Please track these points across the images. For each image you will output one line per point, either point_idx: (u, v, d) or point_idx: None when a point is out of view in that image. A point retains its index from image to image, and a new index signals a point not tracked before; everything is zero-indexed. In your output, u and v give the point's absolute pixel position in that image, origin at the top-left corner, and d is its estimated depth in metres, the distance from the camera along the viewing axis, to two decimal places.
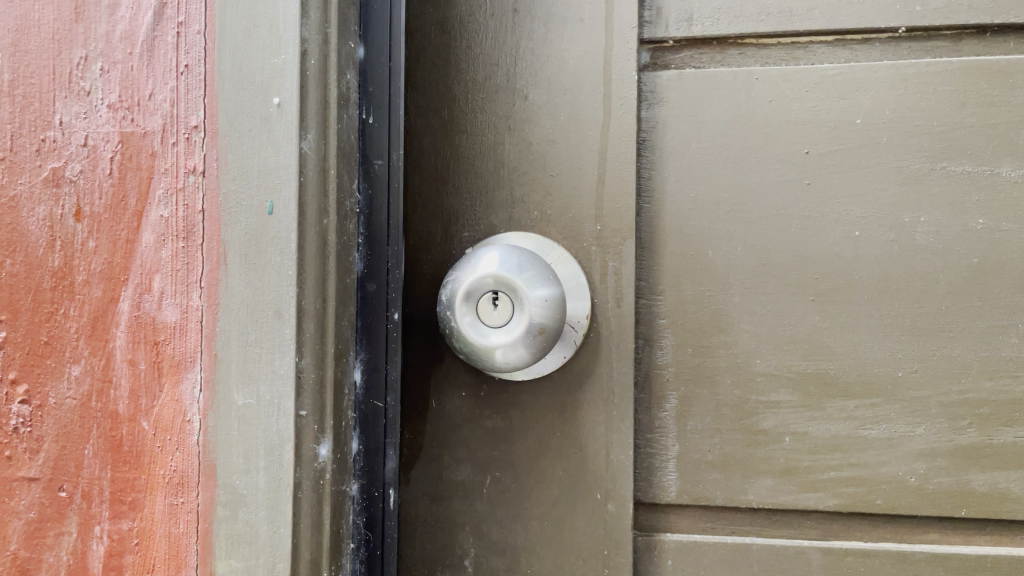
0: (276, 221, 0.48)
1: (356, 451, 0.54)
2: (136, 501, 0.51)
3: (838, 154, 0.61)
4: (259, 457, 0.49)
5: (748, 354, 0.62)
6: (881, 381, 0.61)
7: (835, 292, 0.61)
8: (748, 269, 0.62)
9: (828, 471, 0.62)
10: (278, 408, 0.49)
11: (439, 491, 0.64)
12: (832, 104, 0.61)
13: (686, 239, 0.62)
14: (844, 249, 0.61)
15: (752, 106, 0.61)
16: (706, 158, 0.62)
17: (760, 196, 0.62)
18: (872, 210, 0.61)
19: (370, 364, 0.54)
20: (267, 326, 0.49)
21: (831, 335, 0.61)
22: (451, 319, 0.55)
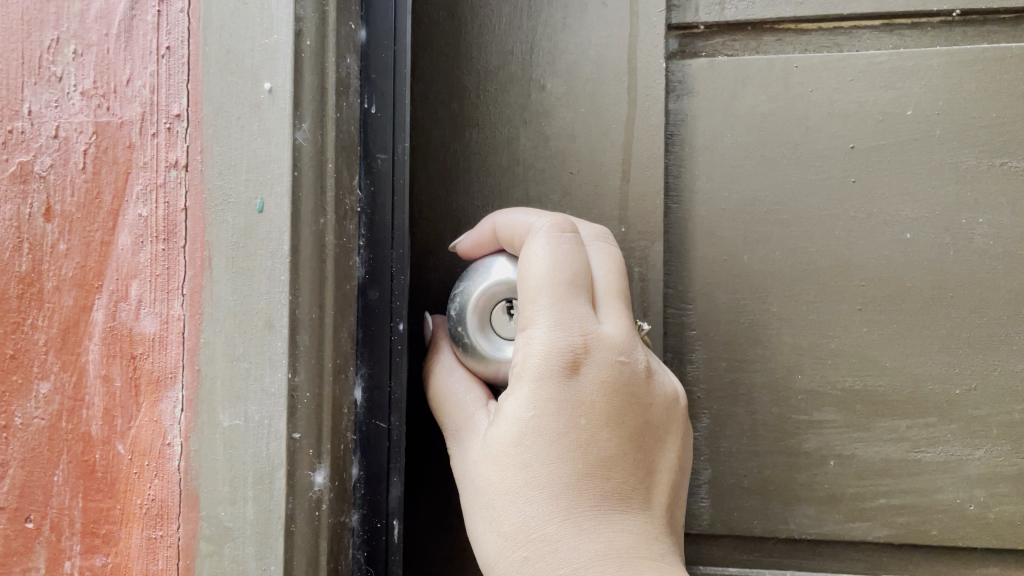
0: (266, 221, 0.43)
1: (357, 478, 0.48)
2: (111, 534, 0.45)
3: (889, 149, 0.56)
4: (248, 485, 0.44)
5: (788, 368, 0.57)
6: (935, 398, 0.56)
7: (884, 301, 0.56)
8: (787, 276, 0.56)
9: (878, 498, 0.57)
10: (268, 430, 0.44)
11: (447, 517, 0.58)
12: (881, 95, 0.56)
13: (720, 243, 0.57)
14: (894, 253, 0.56)
15: (791, 97, 0.56)
16: (740, 154, 0.57)
17: (800, 195, 0.56)
18: (924, 211, 0.56)
19: (373, 381, 0.49)
20: (257, 339, 0.44)
21: (879, 348, 0.56)
22: (465, 336, 0.49)
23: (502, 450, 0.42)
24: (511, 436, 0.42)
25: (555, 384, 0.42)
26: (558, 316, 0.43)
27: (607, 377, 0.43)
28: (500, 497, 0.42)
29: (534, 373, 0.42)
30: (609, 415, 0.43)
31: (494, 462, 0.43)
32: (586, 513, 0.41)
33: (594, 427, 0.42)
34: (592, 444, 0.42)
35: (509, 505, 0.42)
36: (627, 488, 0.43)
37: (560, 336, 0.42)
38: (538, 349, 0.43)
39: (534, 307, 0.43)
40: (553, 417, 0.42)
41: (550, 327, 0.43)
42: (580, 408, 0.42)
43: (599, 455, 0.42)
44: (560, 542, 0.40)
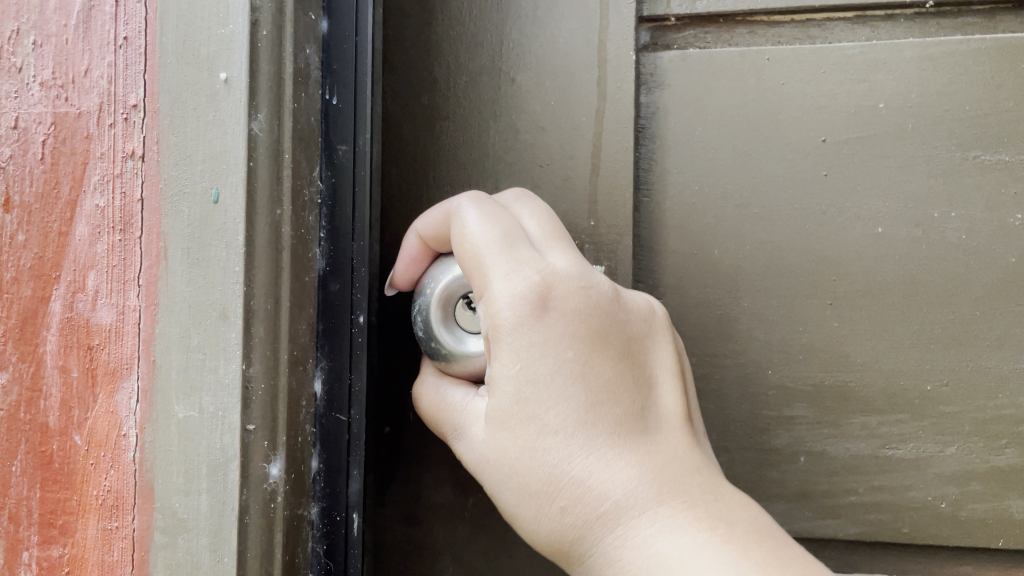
0: (221, 212, 0.43)
1: (316, 470, 0.49)
2: (67, 526, 0.45)
3: (861, 143, 0.55)
4: (202, 476, 0.43)
5: (759, 364, 0.56)
6: (907, 395, 0.55)
7: (856, 296, 0.55)
8: (758, 270, 0.56)
9: (850, 496, 0.56)
10: (222, 421, 0.43)
11: (416, 514, 0.60)
12: (854, 87, 0.55)
13: (691, 237, 0.57)
14: (866, 248, 0.55)
15: (763, 90, 0.56)
16: (712, 146, 0.56)
17: (771, 188, 0.56)
18: (897, 206, 0.55)
19: (333, 373, 0.49)
20: (211, 329, 0.43)
21: (851, 344, 0.55)
22: (437, 342, 0.48)
23: (505, 411, 0.42)
24: (509, 394, 0.42)
25: (530, 330, 0.42)
26: (508, 267, 0.43)
27: (578, 305, 0.43)
28: (518, 461, 0.42)
29: (505, 327, 0.42)
30: (593, 341, 0.42)
31: (501, 428, 0.42)
32: (603, 440, 0.40)
33: (583, 356, 0.42)
34: (586, 373, 0.41)
35: (529, 462, 0.41)
36: (637, 408, 0.42)
37: (515, 280, 0.42)
38: (499, 304, 0.42)
39: (484, 268, 0.43)
40: (540, 363, 0.41)
41: (503, 278, 0.43)
42: (563, 341, 0.42)
43: (596, 382, 0.42)
44: (589, 480, 0.40)
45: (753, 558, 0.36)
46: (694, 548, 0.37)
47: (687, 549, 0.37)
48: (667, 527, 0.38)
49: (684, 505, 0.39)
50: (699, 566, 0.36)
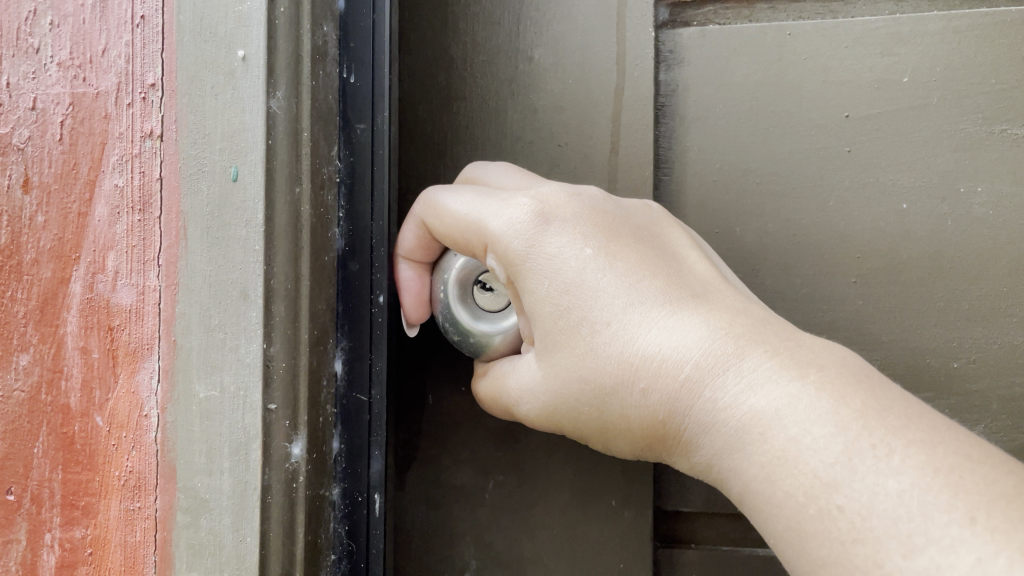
0: (241, 190, 0.43)
1: (337, 450, 0.48)
2: (90, 507, 0.45)
3: (885, 118, 0.57)
4: (224, 456, 0.43)
5: None
6: (935, 373, 0.56)
7: (880, 274, 0.56)
8: (779, 247, 0.57)
9: None
10: (244, 401, 0.43)
11: (437, 497, 0.61)
12: (878, 61, 0.57)
13: (713, 217, 0.57)
14: (890, 224, 0.56)
15: (786, 65, 0.57)
16: (732, 124, 0.57)
17: (795, 166, 0.57)
18: (922, 180, 0.56)
19: (354, 354, 0.49)
20: (232, 309, 0.43)
21: (876, 322, 0.56)
22: (465, 331, 0.50)
23: (558, 328, 0.43)
24: (555, 309, 0.43)
25: (541, 242, 0.44)
26: (498, 202, 0.46)
27: (576, 211, 0.45)
28: (585, 366, 0.43)
29: (518, 251, 0.44)
30: (605, 234, 0.44)
31: (559, 346, 0.44)
32: (654, 306, 0.41)
33: (604, 246, 0.44)
34: (612, 261, 0.43)
35: (597, 362, 0.42)
36: (675, 277, 0.43)
37: (511, 212, 0.45)
38: (505, 235, 0.45)
39: (482, 220, 0.46)
40: (564, 267, 0.43)
41: (500, 216, 0.46)
42: (578, 243, 0.44)
43: (626, 265, 0.43)
44: (657, 350, 0.40)
45: (852, 404, 0.35)
46: (789, 399, 0.36)
47: (782, 402, 0.36)
48: (758, 381, 0.37)
49: (767, 354, 0.38)
50: (797, 417, 0.35)
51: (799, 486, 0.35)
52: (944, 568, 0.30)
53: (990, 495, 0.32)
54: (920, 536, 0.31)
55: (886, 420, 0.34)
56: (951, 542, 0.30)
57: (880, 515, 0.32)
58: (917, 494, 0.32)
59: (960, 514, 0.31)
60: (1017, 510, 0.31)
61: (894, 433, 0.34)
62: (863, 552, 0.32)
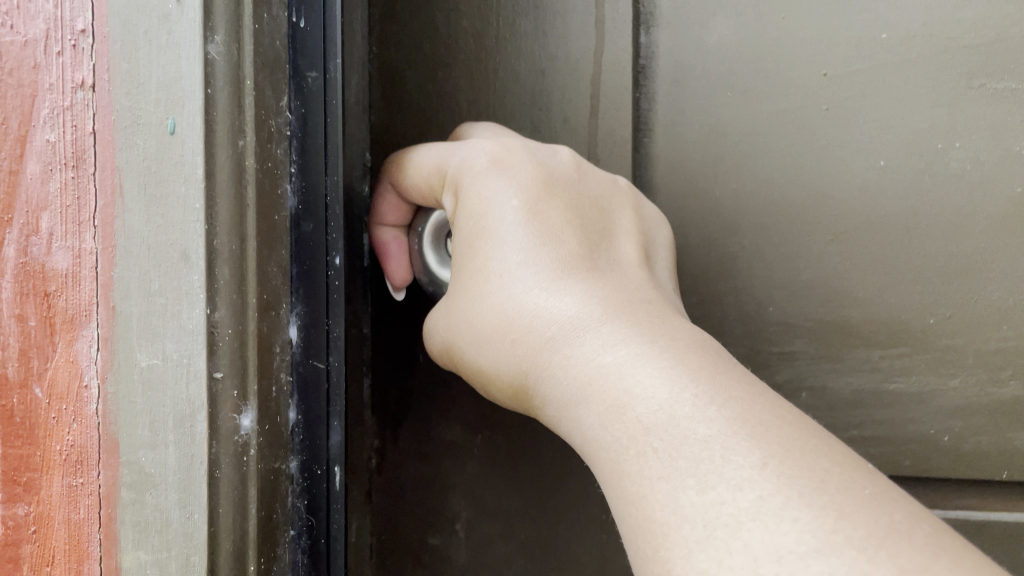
0: (179, 143, 0.40)
1: (294, 422, 0.46)
2: (32, 482, 0.43)
3: (863, 75, 0.60)
4: (168, 429, 0.41)
5: (759, 302, 0.62)
6: (910, 329, 0.62)
7: (857, 232, 0.61)
8: (762, 204, 0.62)
9: (852, 429, 0.63)
10: (187, 370, 0.40)
11: (427, 452, 0.61)
12: (857, 19, 0.59)
13: (695, 179, 0.62)
14: (869, 181, 0.61)
15: (762, 26, 0.60)
16: (712, 83, 0.61)
17: (775, 127, 0.61)
18: (899, 139, 0.60)
19: (309, 319, 0.46)
20: (172, 272, 0.40)
21: (849, 278, 0.62)
22: (429, 275, 0.55)
23: (464, 268, 0.46)
24: (467, 250, 0.46)
25: (479, 184, 0.47)
26: (461, 144, 0.49)
27: (528, 166, 0.47)
28: (475, 310, 0.45)
29: (457, 191, 0.48)
30: (543, 193, 0.46)
31: (459, 288, 0.47)
32: (548, 272, 0.43)
33: (532, 204, 0.46)
34: (532, 220, 0.45)
35: (482, 308, 0.45)
36: (586, 252, 0.45)
37: (469, 154, 0.48)
38: (456, 173, 0.48)
39: (443, 160, 0.50)
40: (487, 213, 0.46)
41: (460, 157, 0.49)
42: (510, 193, 0.46)
43: (541, 227, 0.45)
44: (538, 307, 0.42)
45: (688, 363, 0.36)
46: (632, 355, 0.37)
47: (626, 359, 0.37)
48: (610, 343, 0.38)
49: (627, 323, 0.39)
50: (634, 373, 0.36)
51: (623, 430, 0.35)
52: (727, 503, 0.30)
53: (788, 447, 0.31)
54: (714, 474, 0.31)
55: (716, 380, 0.34)
56: (740, 481, 0.30)
57: (686, 456, 0.32)
58: (721, 441, 0.32)
59: (754, 459, 0.31)
60: (810, 462, 0.31)
61: (716, 387, 0.34)
62: (664, 488, 0.32)
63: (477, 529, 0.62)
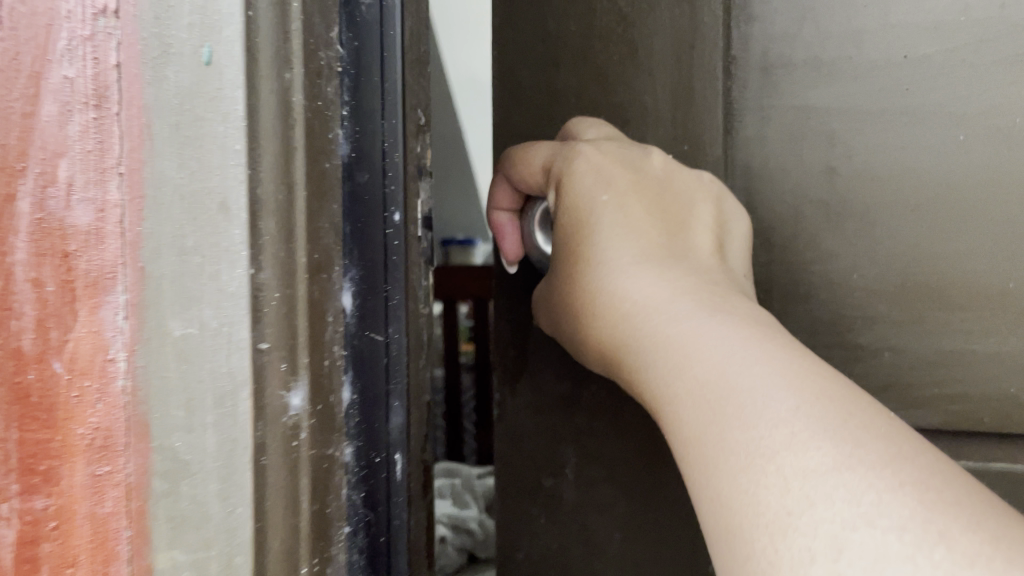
0: (215, 75, 0.34)
1: (349, 402, 0.40)
2: (52, 473, 0.33)
3: (942, 55, 0.66)
4: (206, 410, 0.34)
5: (844, 269, 0.70)
6: (993, 291, 0.67)
7: (939, 202, 0.67)
8: (855, 177, 0.69)
9: (931, 387, 0.69)
10: (228, 341, 0.34)
11: (542, 406, 0.80)
12: (935, 6, 0.66)
13: (775, 160, 0.70)
14: (951, 153, 0.66)
15: (850, 14, 0.68)
16: (799, 70, 0.69)
17: (864, 99, 0.68)
18: (972, 114, 0.66)
19: (366, 286, 0.41)
20: (209, 226, 0.34)
21: (934, 246, 0.68)
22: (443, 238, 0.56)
23: (609, 304, 0.57)
24: (613, 301, 0.57)
25: (619, 279, 0.58)
26: (597, 208, 0.62)
27: (661, 275, 0.57)
28: (614, 323, 0.57)
29: (596, 265, 0.60)
30: (670, 280, 0.56)
31: (605, 316, 0.58)
32: (679, 305, 0.53)
33: (662, 285, 0.56)
34: (662, 287, 0.56)
35: (625, 324, 0.55)
36: (708, 303, 0.53)
37: (614, 251, 0.59)
38: (600, 228, 0.61)
39: (591, 240, 0.61)
40: (627, 293, 0.56)
41: (609, 253, 0.60)
42: (644, 275, 0.57)
43: (671, 284, 0.56)
44: (669, 323, 0.52)
45: (863, 465, 0.37)
46: (790, 440, 0.39)
47: (791, 458, 0.38)
48: (779, 430, 0.40)
49: (794, 406, 0.41)
50: (794, 451, 0.38)
51: (771, 494, 0.38)
52: (837, 524, 0.35)
53: (910, 508, 0.34)
54: (823, 499, 0.36)
55: (890, 468, 0.36)
56: (845, 514, 0.35)
57: (800, 515, 0.36)
58: (848, 516, 0.35)
59: (865, 498, 0.35)
60: (918, 509, 0.34)
61: (891, 484, 0.35)
62: (778, 515, 0.37)
63: (583, 472, 0.80)
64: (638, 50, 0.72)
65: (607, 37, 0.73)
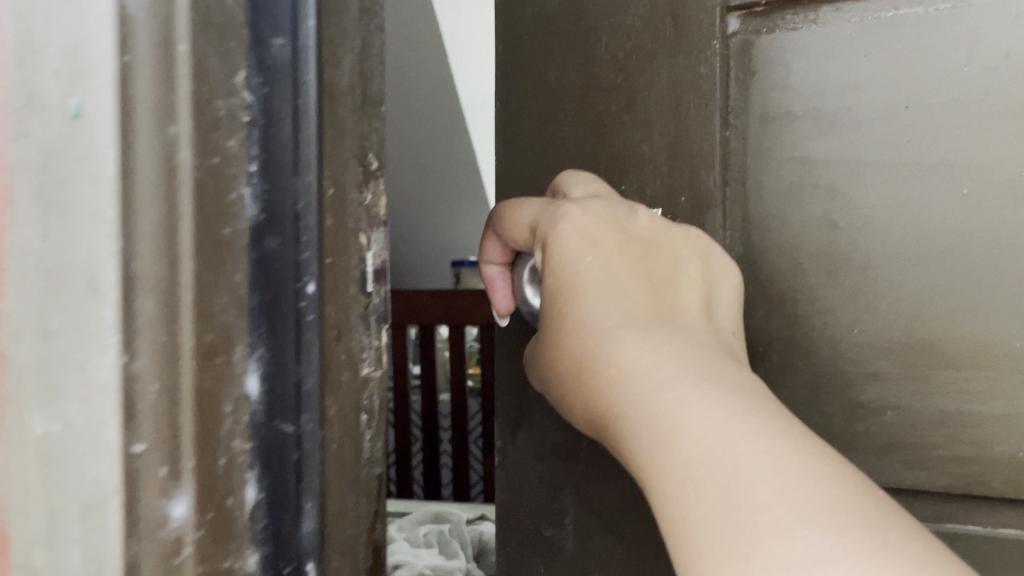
0: (85, 130, 0.28)
1: (255, 502, 0.35)
2: None
3: (943, 106, 0.61)
4: (70, 524, 0.29)
5: (845, 322, 0.65)
6: (999, 352, 0.61)
7: (942, 259, 0.62)
8: (859, 226, 0.64)
9: (936, 449, 0.64)
10: (93, 443, 0.29)
11: (546, 452, 0.78)
12: (934, 57, 0.61)
13: (775, 209, 0.67)
14: (953, 208, 0.61)
15: (846, 62, 0.64)
16: (793, 120, 0.66)
17: (864, 150, 0.64)
18: (976, 164, 0.61)
19: (276, 366, 0.35)
20: (74, 308, 0.28)
21: (940, 304, 0.62)
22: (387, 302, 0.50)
23: (583, 358, 0.54)
24: (586, 354, 0.54)
25: (592, 330, 0.54)
26: (572, 259, 0.58)
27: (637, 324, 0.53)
28: (586, 377, 0.53)
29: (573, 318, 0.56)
30: (644, 330, 0.53)
31: (578, 370, 0.54)
32: (652, 358, 0.50)
33: (634, 335, 0.52)
34: (634, 337, 0.52)
35: (598, 378, 0.52)
36: (683, 355, 0.50)
37: (587, 302, 0.56)
38: (574, 278, 0.57)
39: (565, 292, 0.58)
40: (599, 345, 0.53)
41: (582, 304, 0.56)
42: (617, 326, 0.54)
43: (642, 333, 0.52)
44: (641, 381, 0.49)
45: None
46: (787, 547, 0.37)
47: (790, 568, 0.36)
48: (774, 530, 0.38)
49: (785, 505, 0.39)
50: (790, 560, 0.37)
51: None
52: None
53: None
54: None
55: None
56: None
57: None
58: None
59: None
60: None
61: None
62: None
63: (583, 524, 0.77)
64: (637, 100, 0.71)
65: (606, 89, 0.72)
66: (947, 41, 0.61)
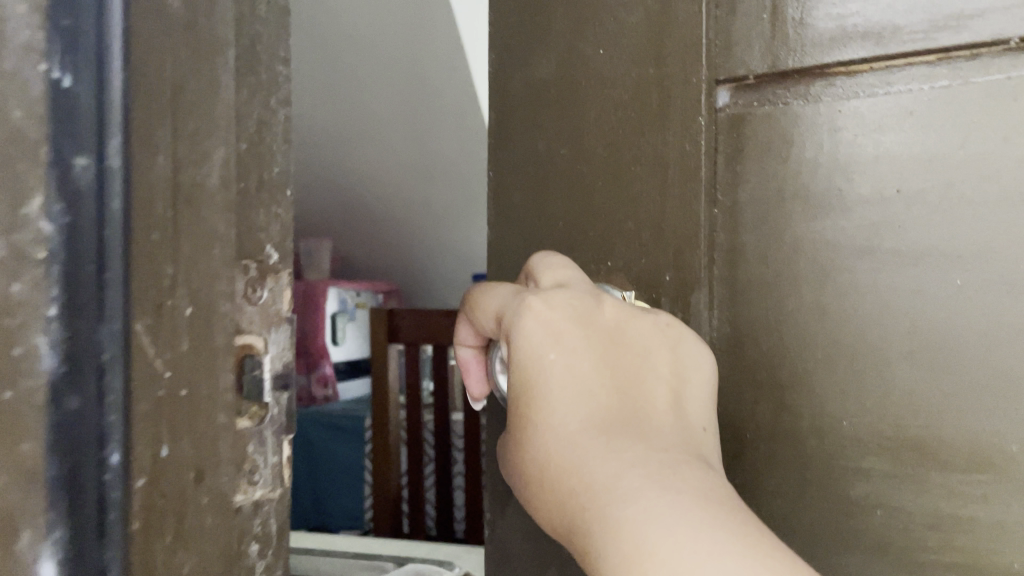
0: None
1: None
2: None
3: (934, 190, 0.56)
4: None
5: (832, 414, 0.60)
6: (991, 454, 0.54)
7: (934, 354, 0.56)
8: (846, 315, 0.59)
9: (930, 554, 0.57)
10: None
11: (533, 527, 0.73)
12: (923, 137, 0.56)
13: (763, 290, 0.62)
14: (944, 299, 0.56)
15: (835, 141, 0.60)
16: (775, 199, 0.62)
17: (853, 235, 0.59)
18: (969, 251, 0.55)
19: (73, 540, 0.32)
20: None
21: (929, 403, 0.56)
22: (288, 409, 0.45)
23: (558, 477, 0.54)
24: (562, 473, 0.54)
25: (565, 444, 0.55)
26: (540, 365, 0.58)
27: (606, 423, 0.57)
28: (560, 497, 0.53)
29: None
30: (615, 448, 0.53)
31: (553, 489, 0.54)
32: (622, 478, 0.50)
33: (606, 453, 0.53)
34: (606, 455, 0.53)
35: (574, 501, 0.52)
36: (653, 472, 0.51)
37: (560, 415, 0.56)
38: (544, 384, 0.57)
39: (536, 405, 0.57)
40: (574, 466, 0.53)
41: (555, 415, 0.56)
42: (590, 445, 0.54)
43: (614, 449, 0.53)
44: (612, 507, 0.49)
45: None
46: None
47: None
48: None
49: None
50: None
51: None
52: None
53: None
54: None
55: None
56: None
57: None
58: None
59: None
60: None
61: None
62: None
63: None
64: (624, 173, 0.68)
65: (595, 163, 0.69)
66: (941, 120, 0.56)
